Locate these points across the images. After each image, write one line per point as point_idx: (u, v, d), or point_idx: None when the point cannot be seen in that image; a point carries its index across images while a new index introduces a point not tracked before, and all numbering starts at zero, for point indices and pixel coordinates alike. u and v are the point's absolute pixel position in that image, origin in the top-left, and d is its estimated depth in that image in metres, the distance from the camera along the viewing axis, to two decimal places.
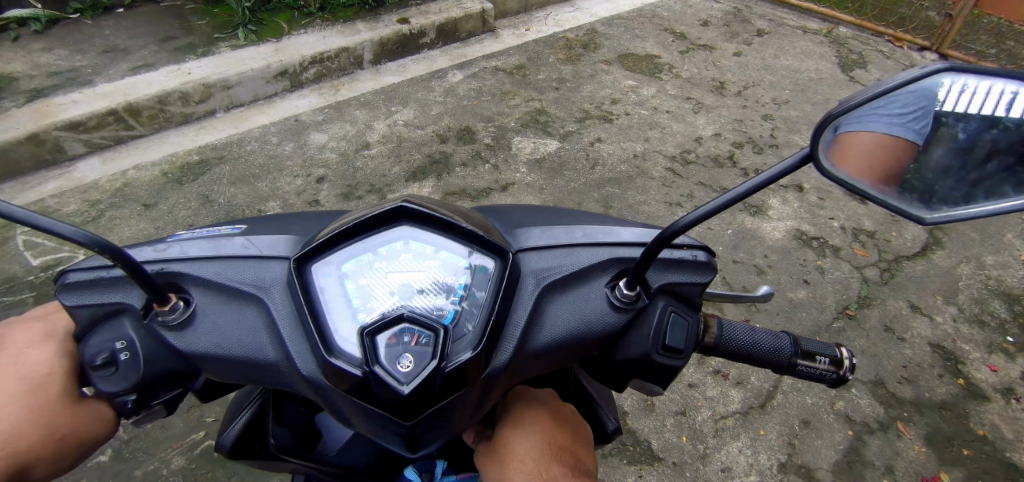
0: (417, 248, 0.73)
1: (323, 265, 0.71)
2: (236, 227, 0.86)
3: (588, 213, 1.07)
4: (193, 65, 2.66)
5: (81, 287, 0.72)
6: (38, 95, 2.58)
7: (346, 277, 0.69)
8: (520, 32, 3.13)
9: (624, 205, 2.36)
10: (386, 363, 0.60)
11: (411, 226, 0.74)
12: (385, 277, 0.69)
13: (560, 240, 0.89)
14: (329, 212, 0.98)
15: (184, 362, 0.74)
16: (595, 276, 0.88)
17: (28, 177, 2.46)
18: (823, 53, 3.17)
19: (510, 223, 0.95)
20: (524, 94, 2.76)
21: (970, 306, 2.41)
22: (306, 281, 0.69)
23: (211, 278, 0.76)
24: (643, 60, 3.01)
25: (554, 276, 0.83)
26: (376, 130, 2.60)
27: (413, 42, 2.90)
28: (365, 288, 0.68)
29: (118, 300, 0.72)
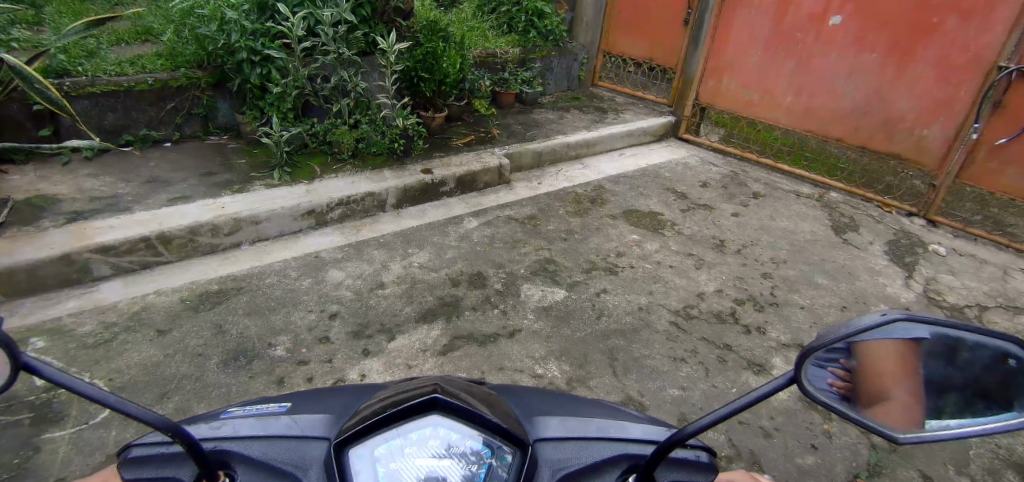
0: (442, 435, 0.87)
1: (363, 445, 0.85)
2: (281, 408, 1.08)
3: (601, 406, 1.24)
4: (226, 201, 2.84)
5: (143, 463, 0.94)
6: (77, 218, 2.74)
7: (378, 460, 0.83)
8: (533, 185, 3.37)
9: (629, 357, 2.38)
10: None
11: (440, 413, 0.89)
12: (412, 462, 0.82)
13: (573, 433, 1.04)
14: (360, 393, 1.18)
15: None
16: (604, 471, 1.00)
17: (51, 294, 2.55)
18: (817, 217, 3.40)
19: (529, 411, 1.11)
20: (534, 243, 2.91)
21: (984, 476, 2.31)
22: (345, 464, 0.84)
23: (258, 456, 0.95)
24: (648, 216, 3.21)
25: (567, 468, 0.97)
26: (392, 270, 2.72)
27: (434, 189, 3.11)
28: (394, 468, 0.81)
29: (173, 473, 0.91)
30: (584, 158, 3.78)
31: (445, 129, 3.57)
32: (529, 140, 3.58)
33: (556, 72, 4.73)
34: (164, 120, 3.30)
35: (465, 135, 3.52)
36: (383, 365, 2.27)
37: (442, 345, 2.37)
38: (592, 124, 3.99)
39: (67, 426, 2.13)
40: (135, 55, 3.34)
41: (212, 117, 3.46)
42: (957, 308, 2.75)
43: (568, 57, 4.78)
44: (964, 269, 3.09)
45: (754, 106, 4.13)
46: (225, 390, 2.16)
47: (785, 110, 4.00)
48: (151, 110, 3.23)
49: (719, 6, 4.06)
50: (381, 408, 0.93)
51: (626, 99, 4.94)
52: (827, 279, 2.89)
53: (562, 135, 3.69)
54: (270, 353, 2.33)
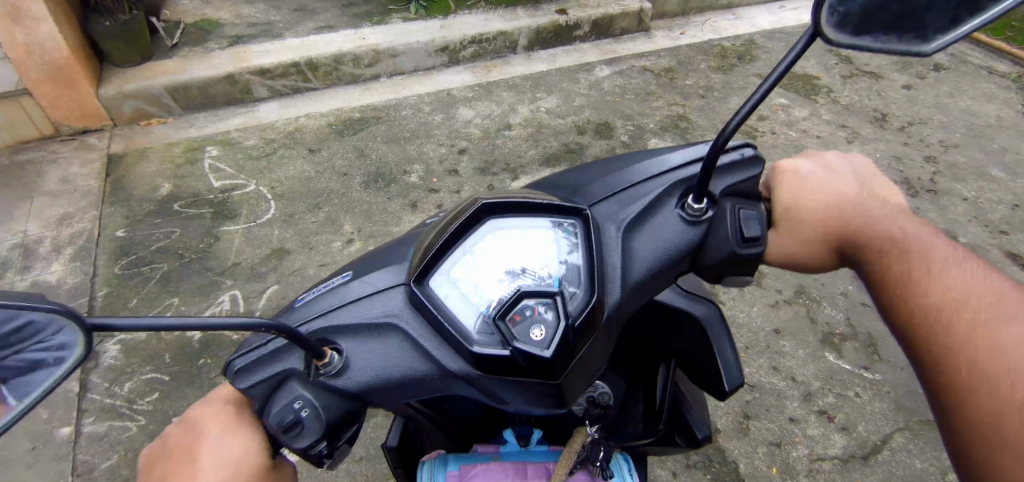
0: (505, 236, 0.64)
1: (426, 270, 0.62)
2: (345, 274, 0.73)
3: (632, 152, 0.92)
4: (367, 32, 2.94)
5: (248, 368, 0.62)
6: (238, 41, 2.97)
7: (457, 282, 0.61)
8: (674, 35, 3.12)
9: None
10: (521, 339, 0.56)
11: (495, 217, 0.65)
12: (489, 269, 0.61)
13: (613, 180, 0.75)
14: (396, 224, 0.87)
15: (357, 403, 0.63)
16: (664, 202, 0.74)
17: (220, 110, 2.88)
18: (1008, 99, 2.89)
19: (561, 183, 0.81)
20: (668, 97, 2.75)
21: None
22: (422, 302, 0.61)
23: (354, 319, 0.65)
24: (802, 79, 2.90)
25: (629, 211, 0.71)
26: (519, 113, 2.74)
27: (568, 32, 2.98)
28: (478, 280, 0.60)
29: (283, 367, 0.62)
30: (735, 8, 3.37)
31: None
32: None
33: None
34: None
35: None
36: None
37: None
38: None
39: (240, 222, 2.37)
40: None
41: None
42: None
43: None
44: None
45: None
46: (366, 208, 2.41)
47: None
48: None
49: None
50: (427, 233, 0.70)
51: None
52: (1004, 173, 2.54)
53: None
54: (405, 180, 2.53)
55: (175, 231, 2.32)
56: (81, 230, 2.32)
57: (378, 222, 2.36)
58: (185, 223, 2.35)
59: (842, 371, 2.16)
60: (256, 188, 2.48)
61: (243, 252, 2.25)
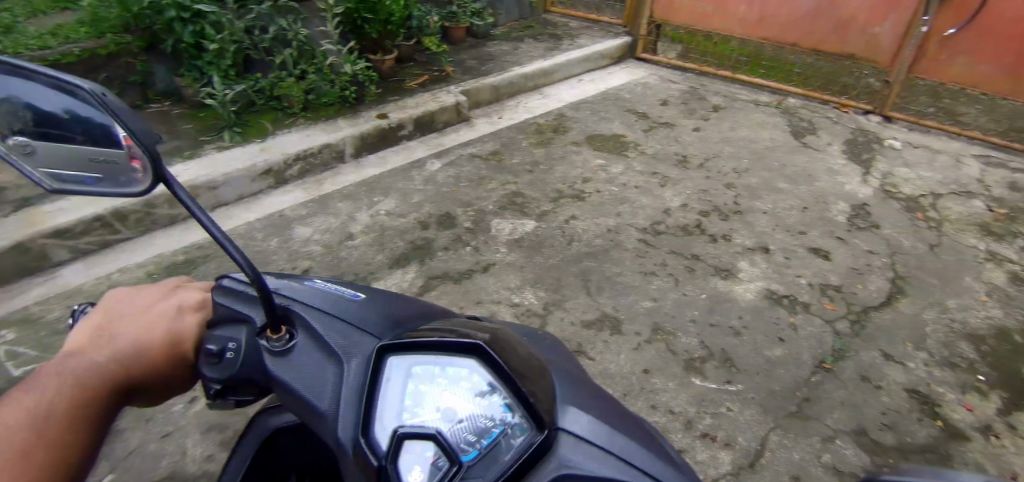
0: (474, 384, 0.66)
1: (397, 356, 0.70)
2: (357, 296, 0.97)
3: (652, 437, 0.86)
4: (180, 168, 2.66)
5: (231, 294, 0.90)
6: (26, 205, 2.61)
7: (411, 378, 0.67)
8: (493, 120, 3.32)
9: (601, 277, 2.51)
10: (398, 471, 0.59)
11: (478, 358, 0.68)
12: (439, 394, 0.65)
13: (601, 440, 0.71)
14: (430, 314, 1.04)
15: (264, 375, 0.84)
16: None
17: (12, 285, 2.42)
18: (777, 123, 3.56)
19: (574, 397, 0.80)
20: (501, 178, 2.91)
21: (939, 350, 2.32)
22: (379, 368, 0.70)
23: (319, 331, 0.85)
24: (610, 140, 3.22)
25: (579, 471, 0.66)
26: (358, 221, 2.66)
27: (392, 134, 3.04)
28: (421, 389, 0.65)
29: (248, 312, 0.87)
30: (543, 88, 3.71)
31: (398, 70, 3.43)
32: (485, 74, 3.49)
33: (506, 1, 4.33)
34: None
35: (419, 75, 3.40)
36: None
37: (419, 286, 2.38)
38: (547, 52, 3.89)
39: None
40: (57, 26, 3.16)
41: (150, 83, 3.20)
42: (914, 199, 3.13)
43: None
44: (918, 161, 3.40)
45: (709, 19, 4.09)
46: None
47: (738, 20, 3.99)
48: None
49: None
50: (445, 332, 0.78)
51: (580, 24, 4.64)
52: (788, 183, 3.08)
53: (517, 66, 3.62)
54: None
55: None
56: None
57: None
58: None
59: (709, 390, 2.09)
60: None
61: None
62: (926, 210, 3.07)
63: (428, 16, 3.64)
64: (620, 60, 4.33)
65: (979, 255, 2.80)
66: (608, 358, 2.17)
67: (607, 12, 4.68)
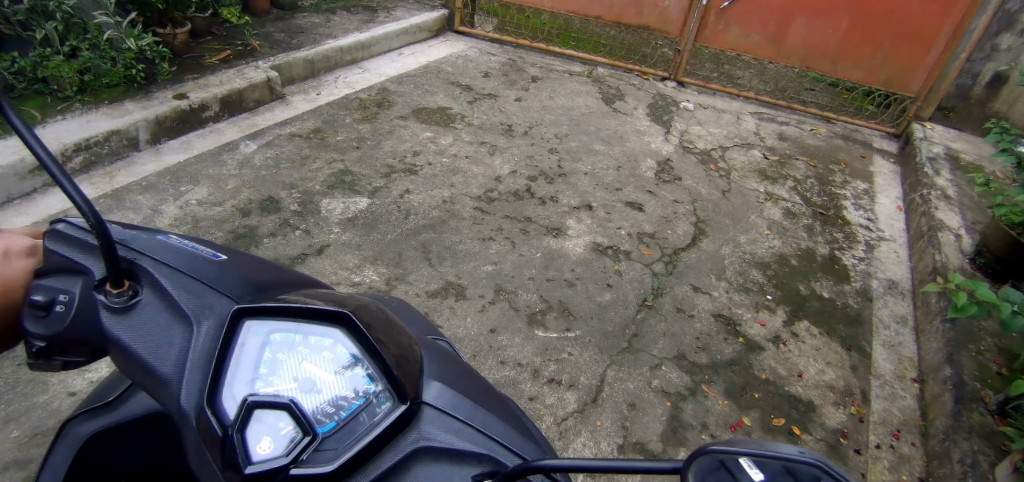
0: (335, 355, 0.69)
1: (256, 326, 0.72)
2: (217, 255, 0.95)
3: (509, 407, 0.99)
4: None
5: (68, 239, 0.81)
6: None
7: (268, 345, 0.70)
8: (311, 97, 3.19)
9: (442, 247, 2.59)
10: (246, 438, 0.61)
11: (344, 331, 0.71)
12: (298, 363, 0.67)
13: (463, 412, 0.82)
14: (296, 281, 1.05)
15: (95, 337, 0.78)
16: (470, 461, 0.77)
17: None
18: (589, 91, 3.93)
19: (439, 373, 0.91)
20: (325, 157, 2.82)
21: (736, 277, 2.79)
22: (236, 334, 0.72)
23: (169, 287, 0.83)
24: (437, 113, 3.30)
25: (440, 441, 0.76)
26: (165, 213, 2.38)
27: (195, 116, 2.78)
28: (278, 358, 0.68)
29: (86, 262, 0.79)
30: (360, 62, 3.63)
31: (193, 46, 3.13)
32: (295, 48, 3.32)
33: None
34: None
35: (220, 50, 3.15)
36: None
37: None
38: (363, 25, 3.79)
39: None
40: None
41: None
42: (706, 152, 3.68)
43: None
44: (708, 119, 3.99)
45: None
46: None
47: None
48: None
49: None
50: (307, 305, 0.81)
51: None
52: (602, 144, 3.43)
53: (331, 40, 3.48)
54: None
55: None
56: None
57: (14, 399, 1.76)
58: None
59: (552, 340, 2.29)
60: None
61: None
62: (717, 162, 3.61)
63: None
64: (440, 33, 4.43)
65: (760, 196, 3.38)
66: (455, 323, 2.26)
67: None
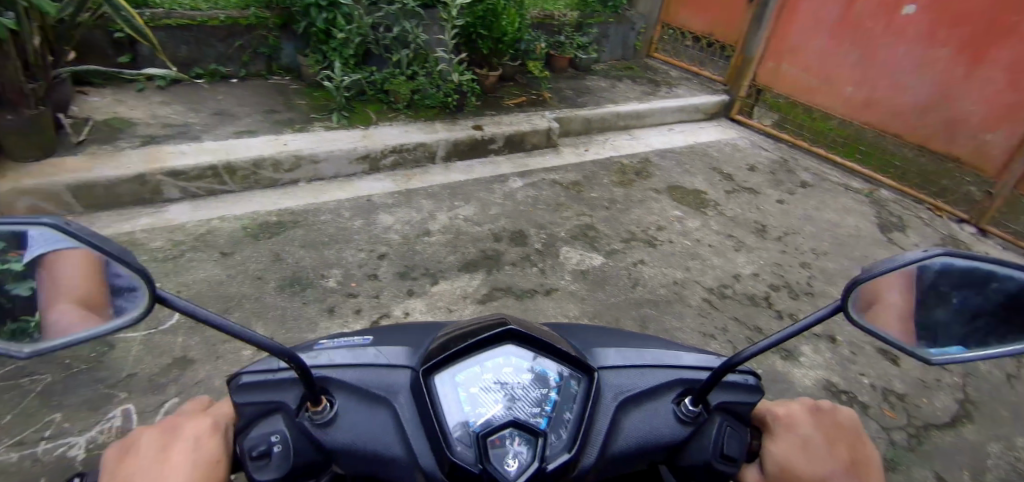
0: (517, 363, 0.77)
1: (437, 371, 0.74)
2: (366, 338, 0.98)
3: (649, 340, 1.16)
4: (288, 137, 2.88)
5: (253, 388, 0.86)
6: (152, 141, 2.78)
7: (459, 384, 0.72)
8: (579, 152, 3.43)
9: (660, 328, 2.41)
10: (495, 463, 0.62)
11: (516, 342, 0.79)
12: (494, 386, 0.72)
13: (633, 361, 0.97)
14: (427, 328, 1.08)
15: (321, 455, 0.79)
16: (662, 393, 0.94)
17: (125, 209, 2.68)
18: (864, 212, 3.50)
19: (587, 344, 1.05)
20: (577, 209, 2.99)
21: None
22: (427, 388, 0.73)
23: (354, 383, 0.84)
24: (691, 194, 3.26)
25: (630, 391, 0.90)
26: (438, 220, 2.83)
27: (483, 146, 3.19)
28: (475, 389, 0.71)
29: (276, 400, 0.84)
30: (632, 129, 3.81)
31: (499, 88, 3.59)
32: (580, 106, 3.63)
33: (612, 40, 4.53)
34: (232, 57, 3.17)
35: (517, 96, 3.56)
36: (426, 306, 2.41)
37: (482, 294, 2.49)
38: (644, 96, 3.99)
39: (143, 328, 2.33)
40: None
41: (276, 56, 3.30)
42: None
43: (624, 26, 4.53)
44: None
45: (811, 93, 4.11)
46: (280, 312, 2.35)
47: (843, 101, 3.96)
48: (221, 46, 3.11)
49: None
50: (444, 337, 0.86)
51: (681, 74, 4.93)
52: None
53: (612, 104, 3.73)
54: (322, 284, 2.50)
55: None
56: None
57: (292, 327, 2.29)
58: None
59: None
60: (157, 292, 2.42)
61: (143, 362, 2.23)
62: None
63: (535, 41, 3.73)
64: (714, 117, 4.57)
65: None
66: None
67: (709, 66, 4.83)
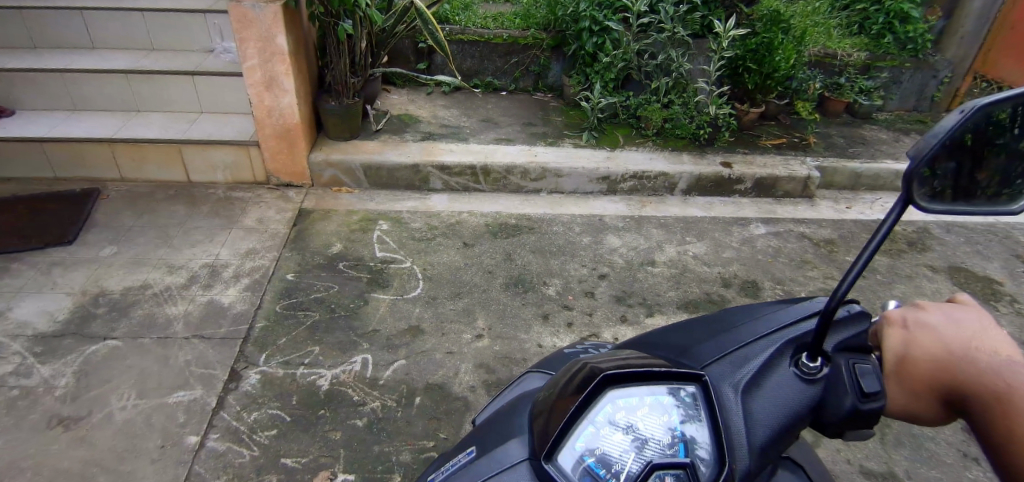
0: (626, 403, 0.80)
1: (558, 452, 0.81)
2: (471, 453, 1.03)
3: (736, 311, 1.15)
4: (539, 150, 3.11)
5: None
6: (429, 137, 3.23)
7: (584, 454, 0.77)
8: (840, 208, 3.08)
9: (907, 431, 2.06)
10: None
11: (616, 386, 0.82)
12: (615, 439, 0.77)
13: (726, 349, 0.97)
14: (520, 404, 1.13)
15: None
16: (776, 361, 0.92)
17: (399, 192, 3.19)
18: None
19: (678, 351, 1.05)
20: (825, 269, 2.68)
21: None
22: (559, 472, 0.78)
23: None
24: (981, 281, 2.70)
25: (744, 378, 0.89)
26: (665, 252, 2.80)
27: (729, 185, 3.06)
28: (602, 450, 0.76)
29: None
30: None
31: (756, 126, 3.40)
32: (850, 157, 3.25)
33: (905, 87, 3.92)
34: (505, 71, 3.54)
35: (777, 137, 3.32)
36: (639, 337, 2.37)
37: None
38: None
39: (390, 293, 2.61)
40: (498, 13, 3.67)
41: (544, 75, 3.54)
42: None
43: (926, 71, 3.88)
44: None
45: None
46: (501, 307, 2.55)
47: None
48: (500, 61, 3.49)
49: None
50: (543, 415, 0.93)
51: None
52: None
53: (891, 160, 3.26)
54: (543, 290, 2.64)
55: (333, 286, 2.62)
56: (260, 266, 2.72)
57: (517, 326, 2.45)
58: (345, 282, 2.65)
59: None
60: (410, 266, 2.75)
61: (385, 322, 2.45)
62: None
63: (813, 80, 3.39)
64: None
65: None
66: None
67: None
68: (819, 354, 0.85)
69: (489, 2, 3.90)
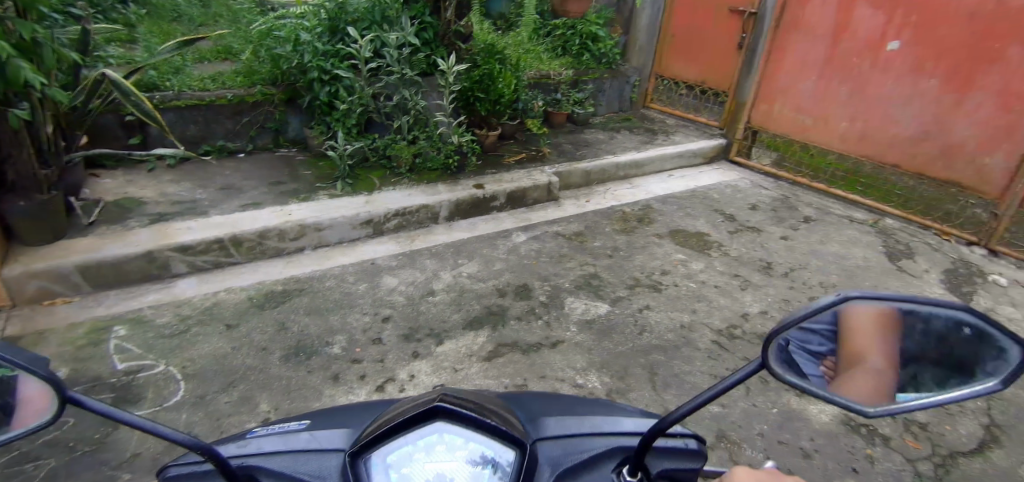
0: (450, 440, 0.81)
1: (370, 451, 0.80)
2: (304, 422, 1.05)
3: (592, 402, 1.20)
4: (293, 208, 2.96)
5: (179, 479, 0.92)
6: (160, 219, 2.84)
7: (390, 467, 0.78)
8: (581, 203, 3.50)
9: (669, 373, 2.33)
10: None
11: (446, 419, 0.82)
12: (423, 468, 0.77)
13: (570, 429, 1.00)
14: (371, 406, 1.15)
15: None
16: (602, 462, 0.96)
17: (133, 287, 2.66)
18: (870, 242, 3.48)
19: (529, 412, 1.07)
20: (580, 258, 3.00)
21: None
22: (360, 472, 0.78)
23: (284, 470, 0.91)
24: (693, 237, 3.31)
25: (565, 464, 0.91)
26: (442, 279, 2.83)
27: (485, 204, 3.26)
28: (404, 473, 0.76)
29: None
30: (631, 179, 3.93)
31: (499, 146, 3.72)
32: (578, 159, 3.74)
33: (607, 94, 4.78)
34: (239, 133, 3.35)
35: (517, 153, 3.67)
36: (433, 367, 2.30)
37: (487, 351, 2.40)
38: (641, 145, 4.17)
39: (146, 407, 2.02)
40: (216, 72, 3.43)
41: (283, 130, 3.47)
42: None
43: (620, 79, 4.82)
44: None
45: (808, 131, 4.13)
46: (285, 383, 2.18)
47: (840, 136, 3.98)
48: (229, 123, 3.29)
49: (773, 36, 4.12)
50: (383, 417, 0.92)
51: (678, 121, 4.99)
52: None
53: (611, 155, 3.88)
54: (327, 352, 2.37)
55: (69, 420, 1.94)
56: None
57: (296, 398, 2.12)
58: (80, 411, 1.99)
59: None
60: (166, 368, 2.20)
61: (145, 442, 1.88)
62: None
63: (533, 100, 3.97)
64: (713, 161, 4.65)
65: None
66: None
67: (705, 112, 4.99)
68: (640, 467, 0.91)
69: (204, 62, 3.64)
